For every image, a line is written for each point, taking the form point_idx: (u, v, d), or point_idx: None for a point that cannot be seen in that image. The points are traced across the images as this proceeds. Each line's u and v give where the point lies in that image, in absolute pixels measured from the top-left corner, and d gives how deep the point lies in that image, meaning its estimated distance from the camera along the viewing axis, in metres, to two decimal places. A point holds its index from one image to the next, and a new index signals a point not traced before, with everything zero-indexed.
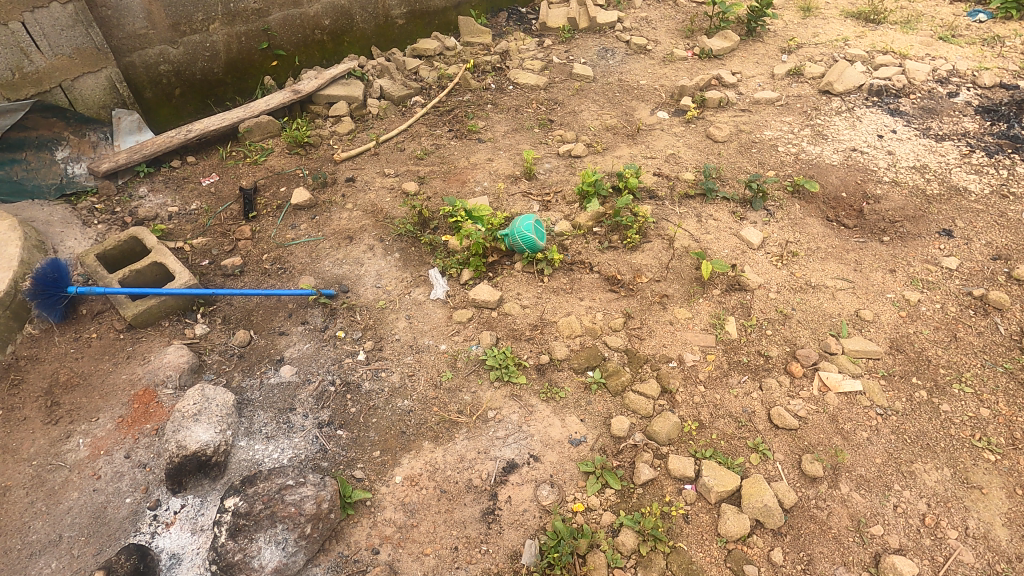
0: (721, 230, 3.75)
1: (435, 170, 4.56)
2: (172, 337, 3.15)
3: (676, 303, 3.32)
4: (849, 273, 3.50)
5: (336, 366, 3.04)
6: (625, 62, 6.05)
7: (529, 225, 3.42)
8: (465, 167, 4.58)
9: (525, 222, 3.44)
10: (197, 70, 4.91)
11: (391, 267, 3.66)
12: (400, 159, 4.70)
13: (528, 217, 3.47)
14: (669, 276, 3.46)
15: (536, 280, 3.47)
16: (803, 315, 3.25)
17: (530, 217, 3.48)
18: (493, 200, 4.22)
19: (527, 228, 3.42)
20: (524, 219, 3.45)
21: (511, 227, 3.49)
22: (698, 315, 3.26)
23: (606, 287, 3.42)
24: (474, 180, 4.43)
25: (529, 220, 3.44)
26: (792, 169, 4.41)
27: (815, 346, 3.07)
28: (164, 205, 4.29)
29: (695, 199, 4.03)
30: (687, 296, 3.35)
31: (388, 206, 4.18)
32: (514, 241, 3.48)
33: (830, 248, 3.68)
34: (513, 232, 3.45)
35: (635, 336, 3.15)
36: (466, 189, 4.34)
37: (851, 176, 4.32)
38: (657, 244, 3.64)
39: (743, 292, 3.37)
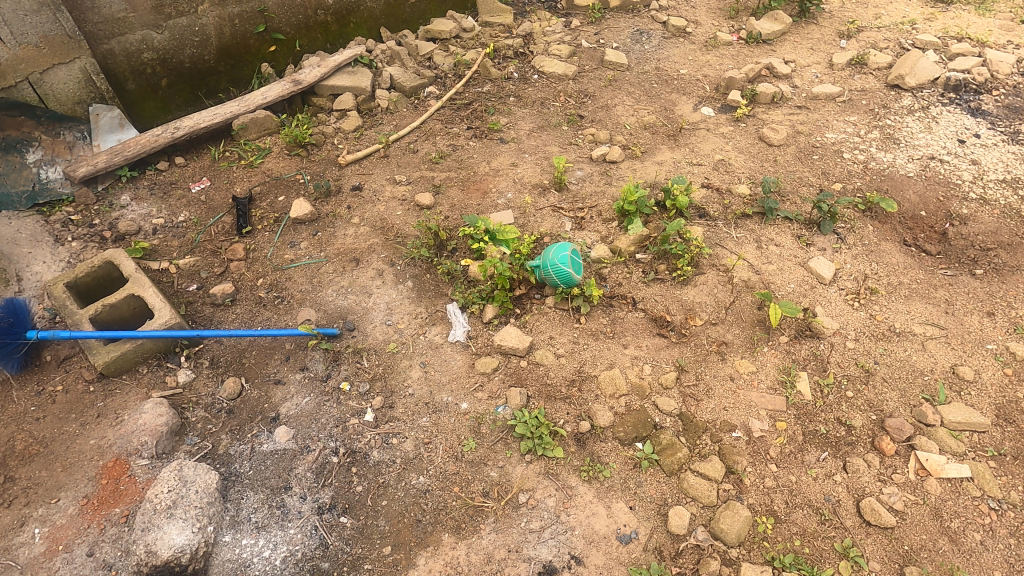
0: (785, 260, 3.25)
1: (453, 177, 4.04)
2: (151, 389, 2.73)
3: (738, 353, 2.83)
4: (941, 316, 2.98)
5: (339, 429, 2.60)
6: (662, 47, 5.42)
7: (562, 253, 2.92)
8: (486, 174, 4.05)
9: (559, 249, 2.95)
10: (186, 57, 4.37)
11: (403, 299, 3.19)
12: (412, 163, 4.17)
13: (564, 245, 2.97)
14: (727, 318, 2.96)
15: (571, 319, 2.99)
16: (889, 372, 2.75)
17: (567, 244, 2.99)
18: (519, 214, 3.72)
19: (559, 255, 2.92)
20: (559, 246, 2.97)
21: (542, 255, 3.01)
22: (764, 369, 2.77)
23: (654, 331, 2.93)
24: (497, 190, 3.91)
25: (565, 247, 2.95)
26: (861, 182, 3.84)
27: (907, 414, 2.58)
28: (148, 216, 3.82)
29: (752, 219, 3.50)
30: (748, 344, 2.86)
31: (400, 222, 3.69)
32: (544, 271, 2.99)
33: (914, 283, 3.15)
34: (544, 260, 2.97)
35: (690, 397, 2.67)
36: (488, 202, 3.82)
37: (930, 192, 3.75)
38: (712, 277, 3.14)
39: (816, 340, 2.87)
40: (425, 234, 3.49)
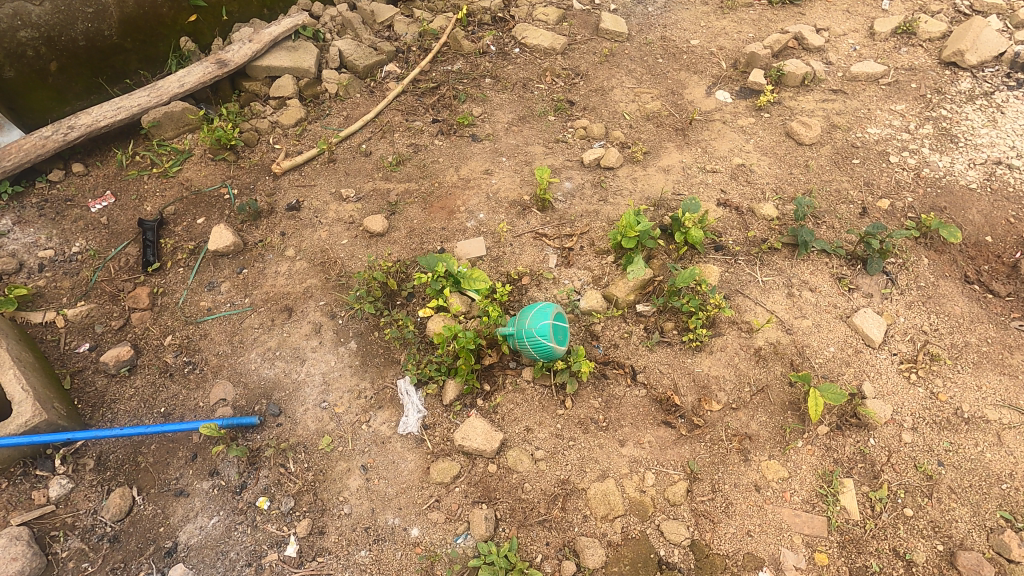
0: (822, 313, 2.60)
1: (413, 190, 3.30)
2: (11, 513, 2.14)
3: (764, 451, 2.23)
4: (1021, 393, 2.36)
5: (251, 571, 2.03)
6: (669, 9, 4.52)
7: (542, 315, 2.29)
8: (454, 186, 3.30)
9: (536, 310, 2.31)
10: (79, 33, 3.49)
11: (344, 370, 2.53)
12: (364, 170, 3.41)
13: (542, 304, 2.34)
14: (751, 400, 2.34)
15: (554, 402, 2.36)
16: (957, 479, 2.15)
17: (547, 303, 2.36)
18: (492, 243, 3.01)
19: (538, 320, 2.28)
20: (536, 306, 2.34)
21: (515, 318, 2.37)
22: (799, 475, 2.17)
23: (659, 418, 2.31)
24: (466, 208, 3.18)
25: (543, 308, 2.31)
26: (913, 197, 3.13)
27: (982, 543, 2.01)
28: (34, 246, 3.09)
29: (780, 253, 2.81)
30: (778, 438, 2.26)
31: (345, 255, 2.98)
32: (519, 341, 2.33)
33: (984, 344, 2.52)
34: (519, 327, 2.33)
35: (705, 518, 2.08)
36: (455, 225, 3.10)
37: (997, 210, 3.05)
38: (732, 341, 2.49)
39: (864, 432, 2.26)
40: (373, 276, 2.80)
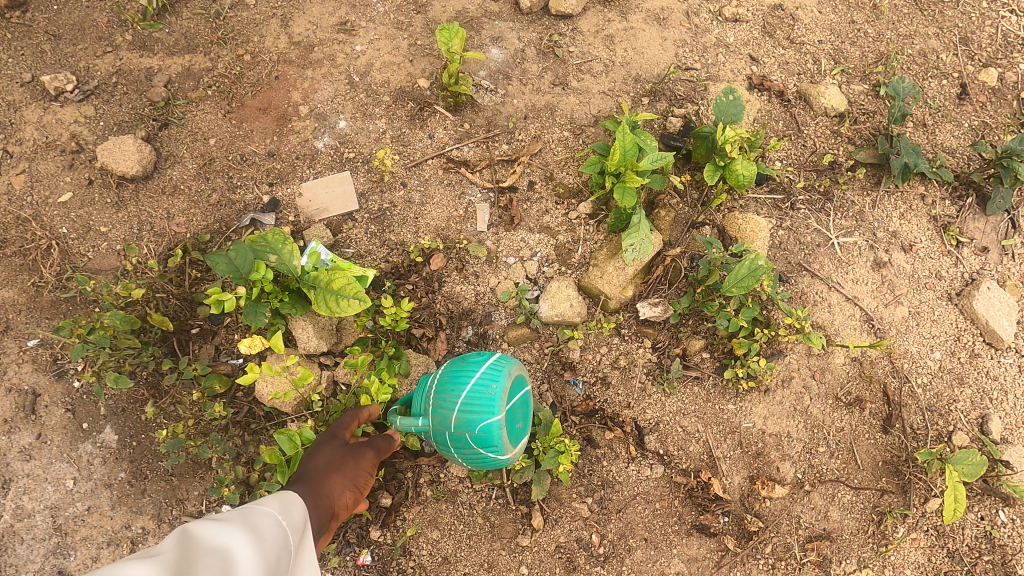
0: (923, 292, 1.62)
1: (194, 69, 1.66)
2: None
3: (850, 556, 1.40)
4: None
5: None
6: None
7: (481, 404, 1.12)
8: (280, 57, 1.70)
9: (464, 392, 1.13)
10: None
11: (97, 498, 1.29)
12: (83, 24, 1.65)
13: (475, 372, 1.15)
14: (832, 471, 1.43)
15: (510, 521, 1.33)
16: None
17: (484, 363, 1.17)
18: (368, 186, 1.62)
19: (473, 416, 1.12)
20: (462, 379, 1.15)
21: (429, 402, 1.19)
22: None
23: (688, 523, 1.37)
24: (310, 108, 1.67)
25: (479, 385, 1.13)
26: None
27: None
28: None
29: (859, 182, 1.69)
30: (870, 531, 1.41)
31: (69, 231, 1.48)
32: (443, 448, 1.19)
33: None
34: (439, 426, 1.17)
35: None
36: (292, 149, 1.63)
37: None
38: (802, 365, 1.46)
39: (992, 502, 1.44)
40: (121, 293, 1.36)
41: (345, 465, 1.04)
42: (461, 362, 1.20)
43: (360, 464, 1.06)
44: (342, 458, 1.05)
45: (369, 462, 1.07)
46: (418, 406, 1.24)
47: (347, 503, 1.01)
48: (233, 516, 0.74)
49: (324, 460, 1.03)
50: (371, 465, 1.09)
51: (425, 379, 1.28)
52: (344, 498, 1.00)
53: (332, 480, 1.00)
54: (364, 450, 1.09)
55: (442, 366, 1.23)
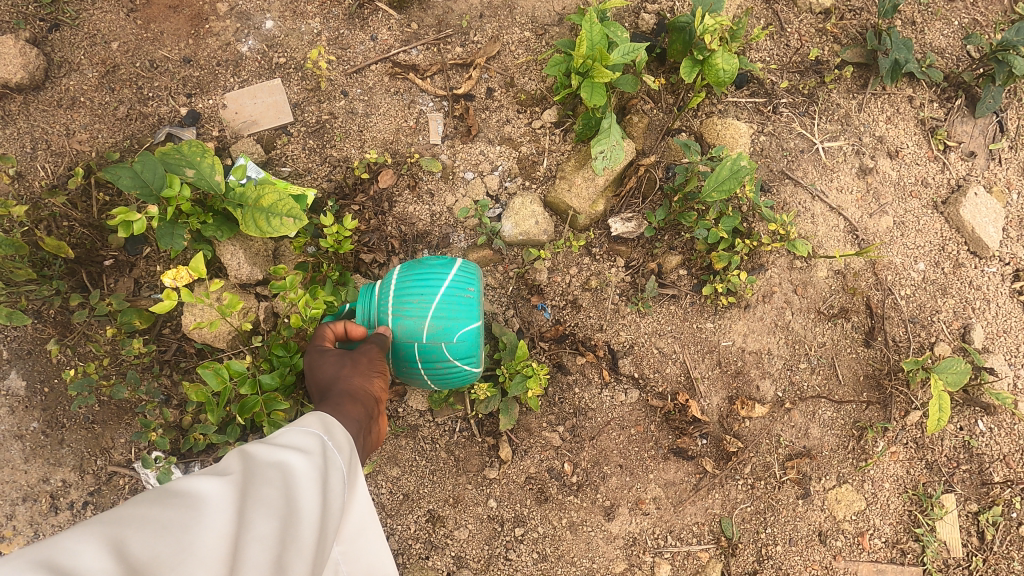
0: (909, 201, 1.52)
1: None
2: None
3: (831, 473, 1.34)
4: None
5: None
6: None
7: (461, 309, 1.02)
8: None
9: (440, 293, 1.01)
10: None
11: (7, 451, 1.14)
12: None
13: (447, 272, 1.04)
14: (813, 388, 1.36)
15: (476, 453, 1.23)
16: None
17: (452, 265, 1.06)
18: (303, 95, 1.42)
19: (451, 323, 1.01)
20: (435, 283, 1.02)
21: (388, 308, 1.02)
22: (880, 503, 1.35)
23: (664, 447, 1.29)
24: (230, 5, 1.42)
25: (456, 287, 1.03)
26: None
27: None
28: None
29: (844, 84, 1.56)
30: (850, 446, 1.36)
31: None
32: (402, 364, 1.04)
33: None
34: (405, 336, 1.01)
35: None
36: (211, 54, 1.41)
37: None
38: (784, 280, 1.37)
39: (972, 412, 1.40)
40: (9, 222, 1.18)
41: (351, 360, 0.89)
42: (423, 264, 1.06)
43: (370, 354, 0.92)
44: (343, 356, 0.90)
45: (378, 349, 0.94)
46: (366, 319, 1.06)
47: (381, 389, 0.89)
48: (292, 433, 0.68)
49: (328, 370, 0.88)
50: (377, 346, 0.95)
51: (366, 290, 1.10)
52: (376, 385, 0.88)
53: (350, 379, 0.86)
54: (365, 345, 0.95)
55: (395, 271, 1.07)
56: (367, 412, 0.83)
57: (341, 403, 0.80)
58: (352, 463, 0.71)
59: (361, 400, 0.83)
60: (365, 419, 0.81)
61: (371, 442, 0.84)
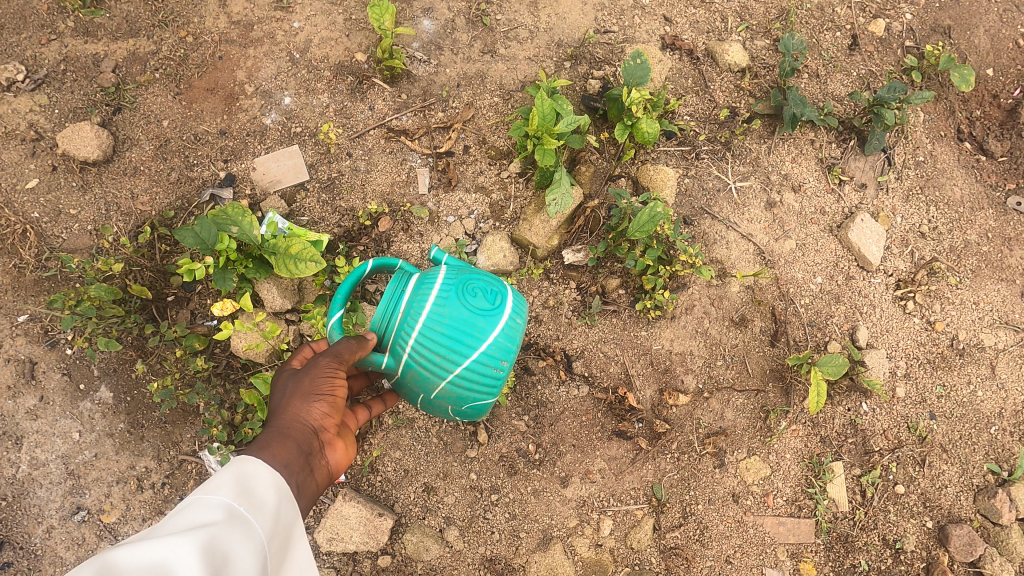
0: (809, 226, 1.88)
1: (140, 54, 1.76)
2: None
3: (743, 447, 1.69)
4: (1016, 306, 1.95)
5: None
6: None
7: (478, 385, 1.17)
8: (222, 38, 1.80)
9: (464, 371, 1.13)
10: None
11: (102, 445, 1.50)
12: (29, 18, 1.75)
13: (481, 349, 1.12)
14: (728, 380, 1.71)
15: (460, 438, 1.57)
16: (948, 432, 1.81)
17: (495, 331, 1.13)
18: (316, 157, 1.77)
19: (468, 384, 1.15)
20: (472, 342, 1.11)
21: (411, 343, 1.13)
22: (782, 469, 1.70)
23: (609, 429, 1.64)
24: (255, 86, 1.78)
25: (485, 359, 1.13)
26: (912, 13, 2.23)
27: (969, 507, 1.76)
28: None
29: (756, 132, 1.91)
30: (758, 426, 1.71)
31: (41, 213, 1.61)
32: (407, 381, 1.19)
33: (982, 240, 2.00)
34: (420, 374, 1.15)
35: (677, 557, 1.60)
36: (242, 126, 1.76)
37: (1007, 27, 2.29)
38: (702, 295, 1.73)
39: (856, 396, 1.77)
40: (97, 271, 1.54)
41: (301, 382, 1.06)
42: (465, 318, 1.11)
43: (314, 373, 1.06)
44: (294, 378, 1.07)
45: (322, 364, 1.07)
46: (384, 328, 1.17)
47: (322, 414, 1.04)
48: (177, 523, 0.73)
49: (283, 394, 1.06)
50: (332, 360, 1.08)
51: (399, 294, 1.17)
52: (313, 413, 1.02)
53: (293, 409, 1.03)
54: (316, 360, 1.08)
55: (433, 306, 1.12)
56: (302, 444, 0.97)
57: (269, 439, 0.95)
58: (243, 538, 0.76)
59: (294, 435, 0.97)
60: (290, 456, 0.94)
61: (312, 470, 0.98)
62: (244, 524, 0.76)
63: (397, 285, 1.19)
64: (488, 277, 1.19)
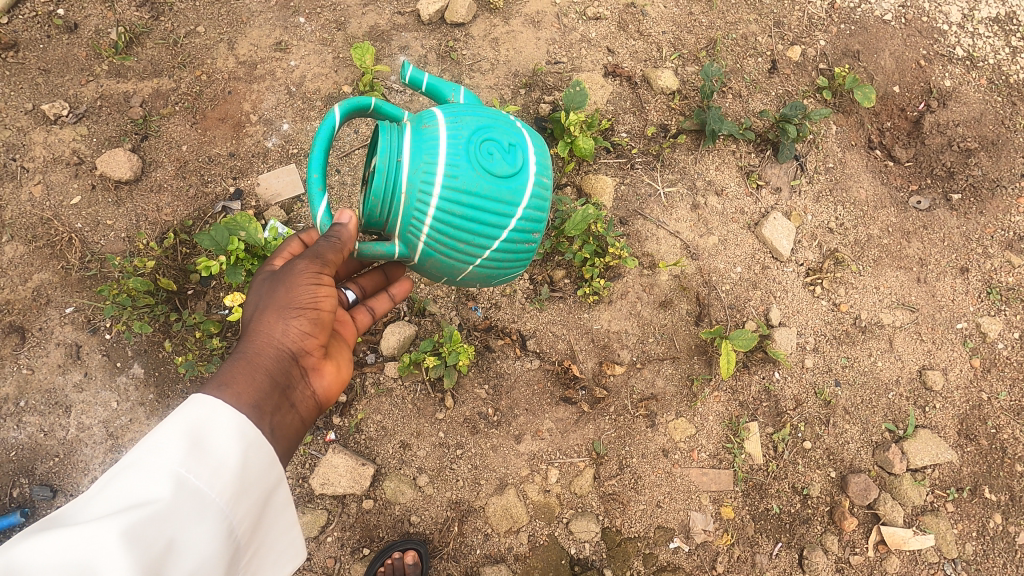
0: (729, 224, 2.20)
1: (164, 90, 2.12)
2: None
3: (672, 410, 2.00)
4: (912, 290, 2.27)
5: None
6: None
7: (509, 259, 1.38)
8: (231, 76, 2.15)
9: (494, 243, 1.30)
10: None
11: (135, 412, 1.82)
12: (72, 64, 2.11)
13: (509, 222, 1.28)
14: (658, 354, 2.03)
15: (430, 403, 1.89)
16: (851, 396, 2.12)
17: (520, 204, 1.28)
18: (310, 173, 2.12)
19: (499, 261, 1.35)
20: (497, 225, 1.27)
21: (430, 226, 1.25)
22: (705, 429, 2.01)
23: (557, 395, 1.96)
24: (259, 115, 2.13)
25: (511, 239, 1.31)
26: (825, 39, 2.58)
27: (868, 460, 2.07)
28: None
29: (684, 145, 2.25)
30: (685, 392, 2.02)
31: (83, 224, 1.95)
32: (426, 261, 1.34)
33: (883, 234, 2.33)
34: (442, 256, 1.31)
35: (615, 502, 1.91)
36: (249, 148, 2.11)
37: (910, 50, 2.63)
38: (635, 283, 2.06)
39: (769, 366, 2.08)
40: (132, 268, 1.89)
41: (280, 301, 1.25)
42: (485, 192, 1.23)
43: (289, 296, 1.25)
44: (276, 297, 1.26)
45: (294, 287, 1.25)
46: (390, 211, 1.25)
47: (302, 328, 1.25)
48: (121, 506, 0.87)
49: (264, 314, 1.24)
50: (310, 264, 1.27)
51: (396, 169, 1.22)
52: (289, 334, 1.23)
53: (272, 328, 1.22)
54: (293, 280, 1.26)
55: (446, 183, 1.21)
56: (277, 368, 1.19)
57: (240, 374, 1.13)
58: (180, 519, 0.89)
59: (268, 363, 1.18)
60: (260, 394, 1.12)
61: (291, 392, 1.20)
62: (182, 508, 0.89)
63: (391, 157, 1.22)
64: (499, 131, 1.27)
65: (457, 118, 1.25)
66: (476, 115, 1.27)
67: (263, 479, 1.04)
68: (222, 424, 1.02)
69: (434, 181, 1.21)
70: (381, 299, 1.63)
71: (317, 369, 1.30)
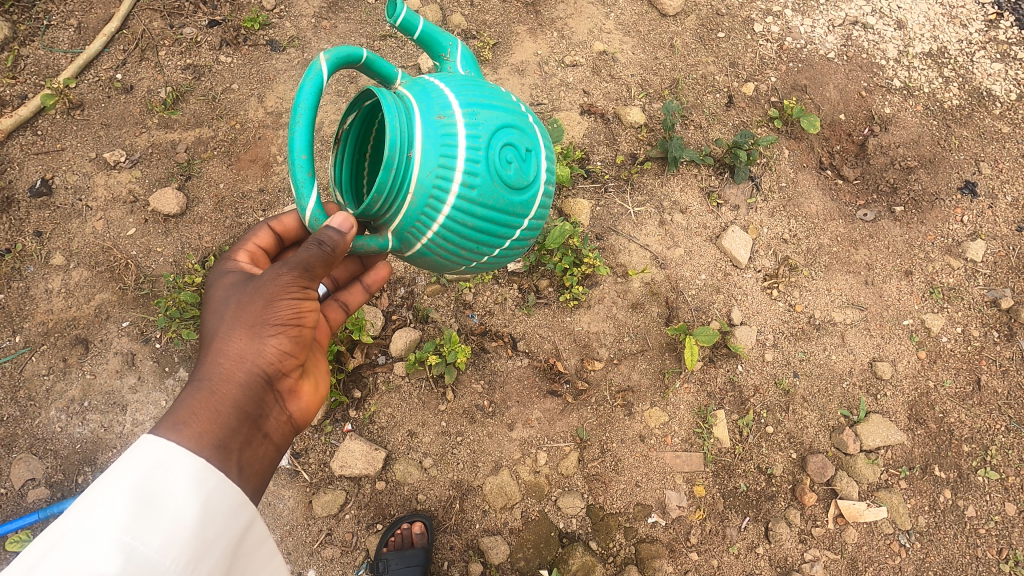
0: (693, 237, 2.52)
1: (205, 138, 2.50)
2: None
3: (647, 400, 2.27)
4: (861, 291, 2.55)
5: None
6: None
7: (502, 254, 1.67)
8: (261, 124, 2.54)
9: (495, 248, 1.58)
10: None
11: None
12: (129, 119, 2.51)
13: (513, 227, 1.56)
14: (633, 352, 2.31)
15: (433, 397, 2.18)
16: (809, 386, 2.38)
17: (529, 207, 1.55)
18: None
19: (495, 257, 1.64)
20: (502, 229, 1.53)
21: (434, 228, 1.45)
22: (677, 416, 2.27)
23: (544, 389, 2.24)
24: (285, 157, 2.50)
25: (510, 241, 1.60)
26: (776, 76, 2.94)
27: (826, 442, 2.31)
28: None
29: (651, 170, 2.59)
30: (658, 384, 2.29)
31: (139, 251, 2.30)
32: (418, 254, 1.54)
33: (833, 243, 2.63)
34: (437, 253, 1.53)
35: (598, 481, 2.16)
36: (276, 184, 2.46)
37: (852, 83, 2.98)
38: (609, 290, 2.37)
39: (733, 360, 2.35)
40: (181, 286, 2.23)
41: (261, 319, 1.33)
42: (498, 205, 1.47)
43: (267, 317, 1.33)
44: (255, 316, 1.33)
45: (274, 308, 1.33)
46: (396, 207, 1.39)
47: (277, 349, 1.35)
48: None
49: (239, 333, 1.32)
50: (298, 279, 1.33)
51: (407, 165, 1.35)
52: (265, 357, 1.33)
53: (248, 348, 1.31)
54: (274, 299, 1.33)
55: (459, 191, 1.40)
56: (248, 396, 1.29)
57: (211, 406, 1.23)
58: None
59: (239, 390, 1.28)
60: (226, 432, 1.22)
61: (260, 420, 1.32)
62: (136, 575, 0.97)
63: (403, 152, 1.34)
64: (516, 138, 1.47)
65: (471, 121, 1.41)
66: (493, 117, 1.45)
67: (222, 531, 1.13)
68: (177, 479, 1.10)
69: (447, 187, 1.39)
70: (354, 292, 1.84)
71: (291, 389, 1.45)
